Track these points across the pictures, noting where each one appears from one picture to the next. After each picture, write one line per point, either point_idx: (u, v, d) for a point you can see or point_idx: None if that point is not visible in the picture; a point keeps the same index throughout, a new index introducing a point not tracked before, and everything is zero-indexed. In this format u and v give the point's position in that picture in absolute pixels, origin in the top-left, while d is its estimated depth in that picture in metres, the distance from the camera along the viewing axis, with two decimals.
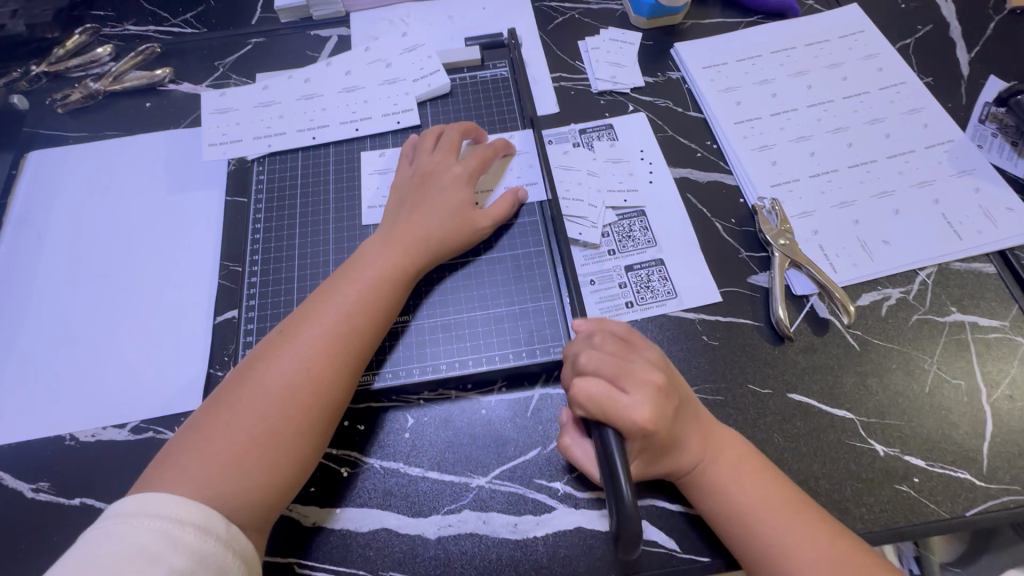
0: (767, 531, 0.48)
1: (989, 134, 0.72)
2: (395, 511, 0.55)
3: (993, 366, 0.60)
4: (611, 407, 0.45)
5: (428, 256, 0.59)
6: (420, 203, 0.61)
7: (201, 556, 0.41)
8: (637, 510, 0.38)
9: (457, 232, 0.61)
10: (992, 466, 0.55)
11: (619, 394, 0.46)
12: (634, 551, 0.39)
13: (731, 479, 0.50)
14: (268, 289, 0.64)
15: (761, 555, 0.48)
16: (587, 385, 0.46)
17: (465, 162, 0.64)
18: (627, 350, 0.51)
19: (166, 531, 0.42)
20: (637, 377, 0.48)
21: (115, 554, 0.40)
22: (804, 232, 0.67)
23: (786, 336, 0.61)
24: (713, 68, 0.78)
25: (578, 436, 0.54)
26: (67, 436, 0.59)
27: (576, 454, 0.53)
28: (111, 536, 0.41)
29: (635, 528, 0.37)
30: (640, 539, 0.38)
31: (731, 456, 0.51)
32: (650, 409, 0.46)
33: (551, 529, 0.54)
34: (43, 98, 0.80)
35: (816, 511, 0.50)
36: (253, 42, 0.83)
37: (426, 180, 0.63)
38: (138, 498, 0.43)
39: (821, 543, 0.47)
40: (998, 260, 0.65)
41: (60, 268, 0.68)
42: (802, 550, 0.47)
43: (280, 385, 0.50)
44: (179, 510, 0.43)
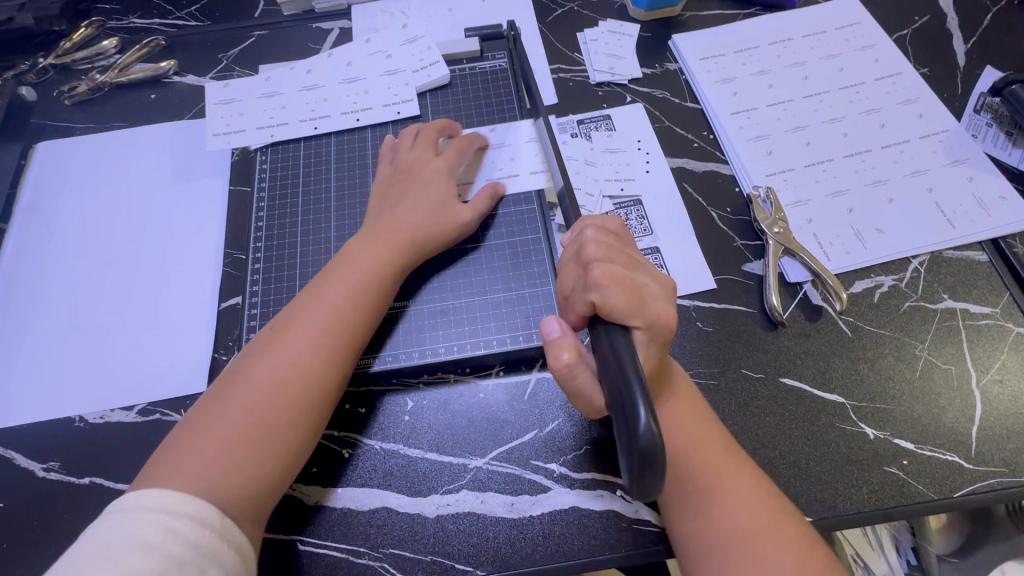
0: (692, 468, 0.48)
1: (983, 124, 0.72)
2: (395, 491, 0.56)
3: (983, 352, 0.60)
4: (637, 299, 0.44)
5: (415, 249, 0.60)
6: (401, 198, 0.62)
7: (197, 546, 0.43)
8: (659, 432, 0.35)
9: (442, 225, 0.62)
10: (981, 449, 0.56)
11: (641, 283, 0.46)
12: (660, 484, 0.36)
13: (677, 418, 0.50)
14: (271, 276, 0.65)
15: (682, 490, 0.48)
16: (610, 268, 0.45)
17: (443, 155, 0.65)
18: (626, 247, 0.50)
19: (162, 523, 0.43)
20: (649, 272, 0.48)
21: (114, 545, 0.41)
22: (798, 221, 0.67)
23: (780, 322, 0.62)
24: (710, 59, 0.79)
25: (579, 352, 0.46)
26: (77, 418, 0.61)
27: (577, 376, 0.46)
28: (111, 529, 0.43)
29: (653, 455, 0.35)
30: (659, 471, 0.35)
31: (685, 400, 0.51)
32: (669, 305, 0.46)
33: (547, 508, 0.55)
34: (50, 90, 0.81)
35: (747, 463, 0.50)
36: (256, 35, 0.84)
37: (405, 175, 0.64)
38: (134, 493, 0.45)
39: (742, 488, 0.48)
40: (991, 248, 0.65)
41: (69, 255, 0.70)
42: (722, 491, 0.47)
43: (269, 381, 0.51)
44: (173, 502, 0.45)
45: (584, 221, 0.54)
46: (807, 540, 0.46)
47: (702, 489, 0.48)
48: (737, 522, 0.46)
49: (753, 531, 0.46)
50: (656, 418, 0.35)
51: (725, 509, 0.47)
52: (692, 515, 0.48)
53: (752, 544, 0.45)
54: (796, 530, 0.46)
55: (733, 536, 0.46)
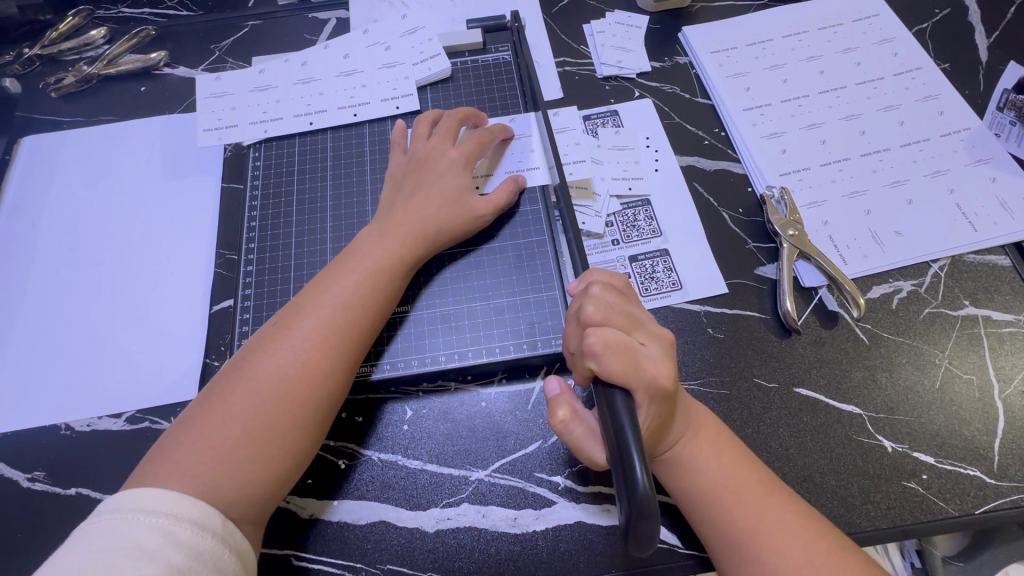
0: (731, 511, 0.46)
1: (1007, 123, 0.68)
2: (393, 504, 0.54)
3: (1006, 361, 0.58)
4: (634, 361, 0.43)
5: (426, 243, 0.58)
6: (416, 189, 0.60)
7: (198, 552, 0.41)
8: (653, 493, 0.33)
9: (454, 218, 0.59)
10: (1004, 463, 0.54)
11: (637, 345, 0.44)
12: (653, 542, 0.34)
13: (705, 459, 0.48)
14: (264, 278, 0.62)
15: (727, 536, 0.46)
16: (605, 333, 0.43)
17: (462, 146, 0.62)
18: (629, 302, 0.48)
19: (161, 527, 0.41)
20: (648, 330, 0.47)
21: (109, 549, 0.39)
22: (813, 223, 0.65)
23: (794, 329, 0.59)
24: (722, 53, 0.76)
25: (574, 409, 0.46)
26: (63, 425, 0.59)
27: (573, 431, 0.45)
28: (103, 532, 0.40)
29: (649, 511, 0.33)
30: (653, 525, 0.34)
31: (709, 438, 0.49)
32: (667, 363, 0.45)
33: (551, 523, 0.53)
34: (37, 82, 0.78)
35: (786, 495, 0.48)
36: (250, 25, 0.81)
37: (422, 166, 0.61)
38: (132, 492, 0.43)
39: (788, 525, 0.45)
40: (1014, 253, 0.63)
41: (56, 254, 0.67)
42: (767, 532, 0.45)
43: (275, 378, 0.49)
44: (174, 504, 0.42)
45: (591, 273, 0.52)
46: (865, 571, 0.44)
47: (746, 534, 0.45)
48: (792, 564, 0.44)
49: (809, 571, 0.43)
50: (651, 478, 0.34)
51: (776, 552, 0.44)
52: (744, 563, 0.45)
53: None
54: (854, 564, 0.44)
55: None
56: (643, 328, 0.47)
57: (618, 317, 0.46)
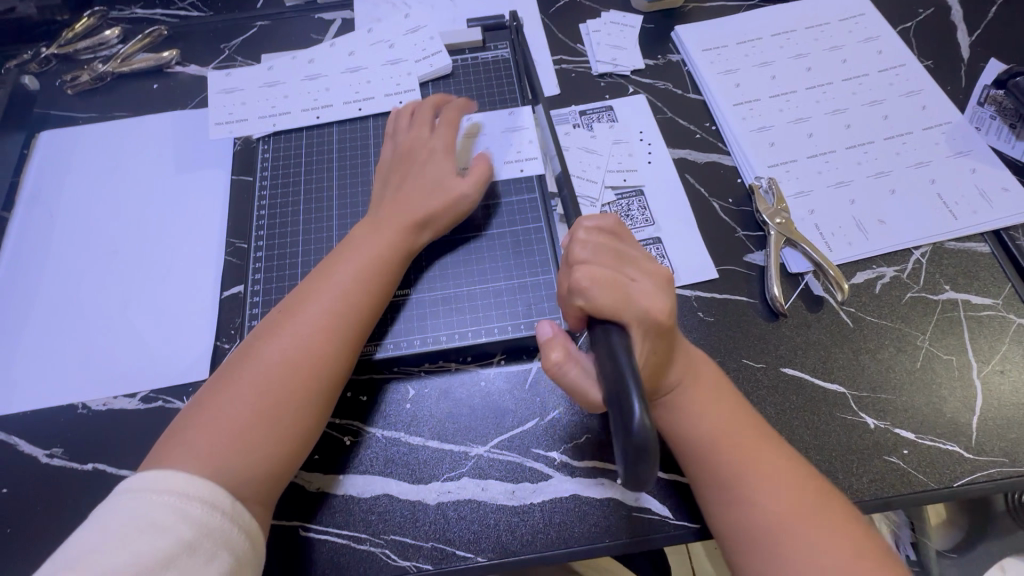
0: (725, 455, 0.48)
1: (987, 117, 0.72)
2: (396, 478, 0.56)
3: (985, 343, 0.60)
4: (622, 294, 0.45)
5: (412, 228, 0.60)
6: (402, 181, 0.62)
7: (209, 529, 0.43)
8: (653, 425, 0.34)
9: (439, 204, 0.61)
10: (982, 439, 0.56)
11: (628, 280, 0.47)
12: (653, 474, 0.35)
13: (702, 406, 0.50)
14: (273, 265, 0.65)
15: (720, 478, 0.48)
16: (594, 270, 0.46)
17: (443, 136, 0.65)
18: (619, 243, 0.50)
19: (174, 505, 0.43)
20: (638, 266, 0.49)
21: (124, 526, 0.41)
22: (800, 212, 0.67)
23: (781, 312, 0.62)
24: (713, 51, 0.79)
25: (568, 351, 0.47)
26: (79, 405, 0.61)
27: (569, 373, 0.46)
28: (119, 510, 0.43)
29: (647, 448, 0.34)
30: (652, 463, 0.35)
31: (707, 387, 0.51)
32: (661, 297, 0.47)
33: (548, 496, 0.55)
34: (53, 79, 0.81)
35: (777, 444, 0.49)
36: (258, 25, 0.84)
37: (406, 158, 0.64)
38: (146, 475, 0.45)
39: (778, 471, 0.47)
40: (993, 240, 0.65)
41: (72, 243, 0.70)
42: (758, 475, 0.47)
43: (281, 363, 0.51)
44: (186, 484, 0.45)
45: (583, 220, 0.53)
46: (849, 519, 0.45)
47: (739, 476, 0.47)
48: (781, 506, 0.45)
49: (795, 513, 0.45)
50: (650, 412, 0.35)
51: (766, 493, 0.46)
52: (735, 504, 0.47)
53: (798, 528, 0.44)
54: (839, 517, 0.45)
55: (780, 522, 0.45)
56: (635, 270, 0.48)
57: (607, 257, 0.48)
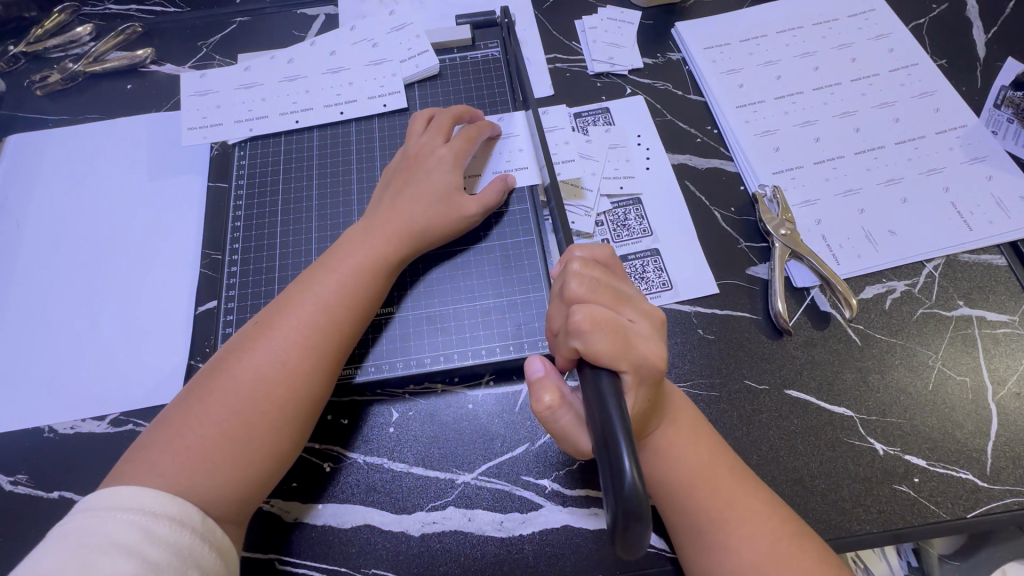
0: (701, 502, 0.46)
1: (1004, 120, 0.67)
2: (378, 507, 0.53)
3: (1001, 363, 0.57)
4: (621, 339, 0.42)
5: (412, 243, 0.57)
6: (405, 187, 0.59)
7: (177, 548, 0.40)
8: (644, 487, 0.32)
9: (443, 218, 0.58)
10: (997, 466, 0.53)
11: (626, 322, 0.44)
12: (646, 538, 0.33)
13: (681, 448, 0.47)
14: (249, 279, 0.62)
15: (696, 526, 0.46)
16: (593, 310, 0.43)
17: (452, 143, 0.61)
18: (614, 278, 0.47)
19: (139, 523, 0.40)
20: (637, 306, 0.46)
21: (85, 548, 0.38)
22: (806, 222, 0.64)
23: (785, 330, 0.59)
24: (715, 49, 0.75)
25: (562, 395, 0.44)
26: (46, 428, 0.58)
27: (560, 419, 0.44)
28: (80, 530, 0.40)
29: (638, 511, 0.32)
30: (645, 527, 0.32)
31: (686, 428, 0.48)
32: (658, 342, 0.44)
33: (538, 527, 0.52)
34: (22, 80, 0.77)
35: (757, 486, 0.47)
36: (237, 22, 0.80)
37: (412, 163, 0.60)
38: (111, 491, 0.42)
39: (757, 517, 0.45)
40: (1009, 252, 0.62)
41: (40, 254, 0.67)
42: (736, 522, 0.45)
43: (254, 377, 0.48)
44: (153, 502, 0.42)
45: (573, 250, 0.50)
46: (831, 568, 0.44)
47: (715, 524, 0.45)
48: (758, 555, 0.44)
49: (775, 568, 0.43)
50: (641, 472, 0.32)
51: (743, 543, 0.44)
52: (710, 553, 0.45)
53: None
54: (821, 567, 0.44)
55: (756, 575, 0.43)
56: (632, 310, 0.46)
57: (605, 295, 0.45)
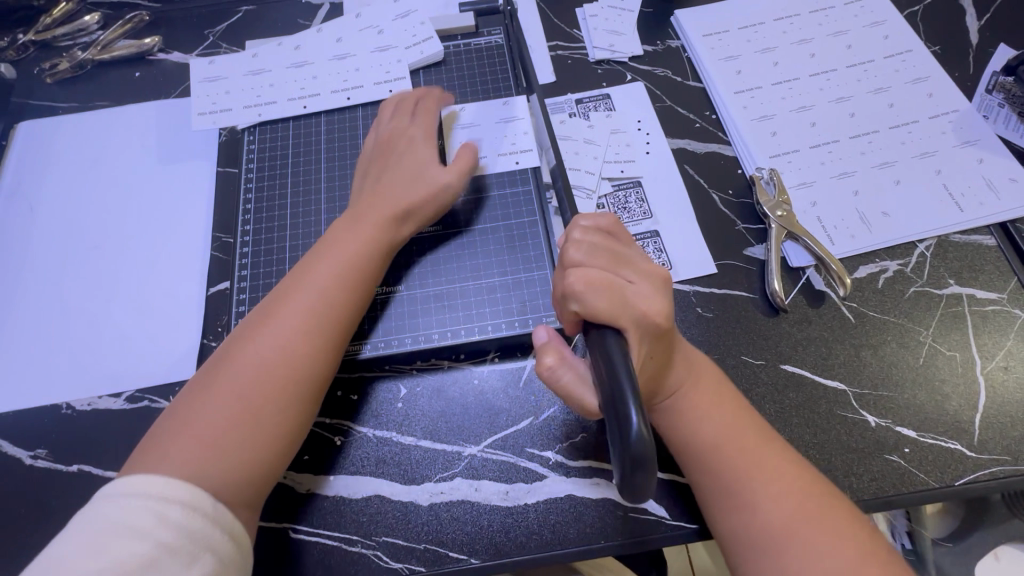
0: (730, 460, 0.47)
1: (995, 104, 0.70)
2: (388, 478, 0.55)
3: (989, 339, 0.59)
4: (619, 296, 0.44)
5: (395, 222, 0.58)
6: (383, 172, 0.60)
7: (191, 533, 0.42)
8: (650, 435, 0.34)
9: (424, 194, 0.59)
10: (984, 437, 0.55)
11: (624, 282, 0.45)
12: (653, 481, 0.34)
13: (707, 408, 0.50)
14: (260, 260, 0.63)
15: (721, 483, 0.47)
16: (588, 273, 0.45)
17: (424, 128, 0.63)
18: (617, 244, 0.49)
19: (153, 508, 0.42)
20: (636, 267, 0.47)
21: (105, 532, 0.40)
22: (802, 204, 0.66)
23: (780, 307, 0.60)
24: (714, 36, 0.76)
25: (562, 356, 0.47)
26: (64, 406, 0.60)
27: (562, 378, 0.46)
28: (101, 515, 0.42)
29: (644, 459, 0.33)
30: (650, 473, 0.34)
31: (710, 390, 0.51)
32: (657, 299, 0.46)
33: (542, 497, 0.54)
34: (32, 68, 0.78)
35: (781, 448, 0.48)
36: (243, 10, 0.81)
37: (387, 149, 0.62)
38: (125, 481, 0.44)
39: (785, 476, 0.46)
40: (1000, 233, 0.64)
41: (53, 239, 0.68)
42: (765, 479, 0.46)
43: (259, 364, 0.50)
44: (165, 487, 0.44)
45: (575, 216, 0.51)
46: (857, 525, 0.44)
47: (742, 481, 0.46)
48: (788, 512, 0.44)
49: (802, 512, 0.44)
50: (648, 421, 0.34)
51: (770, 500, 0.45)
52: (737, 511, 0.46)
53: (804, 533, 0.43)
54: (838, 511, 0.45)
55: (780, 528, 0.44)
56: (633, 272, 0.47)
57: (602, 257, 0.47)
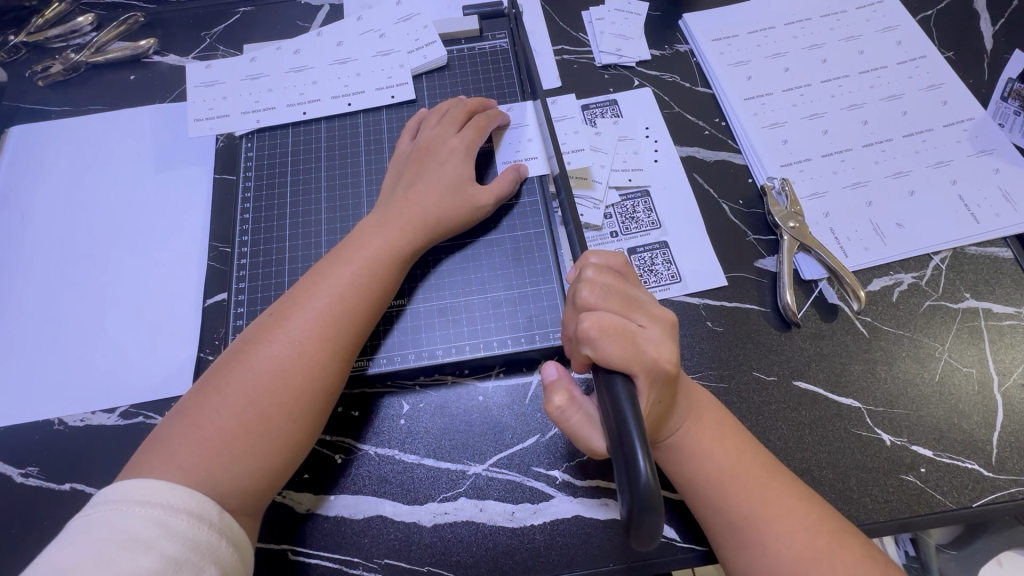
0: (735, 497, 0.46)
1: (1011, 113, 0.68)
2: (390, 498, 0.54)
3: (1006, 354, 0.58)
4: (633, 342, 0.42)
5: (425, 234, 0.57)
6: (416, 179, 0.59)
7: (196, 543, 0.40)
8: (657, 482, 0.32)
9: (455, 207, 0.58)
10: (1002, 456, 0.54)
11: (636, 327, 0.44)
12: (660, 529, 0.33)
13: (707, 444, 0.48)
14: (258, 271, 0.62)
15: (728, 521, 0.46)
16: (601, 318, 0.42)
17: (463, 134, 0.61)
18: (628, 284, 0.47)
19: (156, 517, 0.40)
20: (647, 311, 0.46)
21: (103, 542, 0.38)
22: (815, 214, 0.64)
23: (793, 322, 0.59)
24: (723, 40, 0.75)
25: (572, 396, 0.46)
26: (56, 421, 0.58)
27: (571, 418, 0.45)
28: (98, 524, 0.39)
29: (651, 505, 0.32)
30: (658, 520, 0.32)
31: (711, 424, 0.49)
32: (669, 346, 0.44)
33: (549, 517, 0.53)
34: (23, 70, 0.76)
35: (787, 481, 0.47)
36: (241, 12, 0.79)
37: (423, 155, 0.60)
38: (126, 485, 0.42)
39: (790, 513, 0.45)
40: (1016, 245, 0.62)
41: (45, 248, 0.66)
42: (771, 517, 0.45)
43: (271, 370, 0.48)
44: (169, 495, 0.42)
45: (587, 255, 0.50)
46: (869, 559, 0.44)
47: (747, 519, 0.45)
48: (794, 551, 0.43)
49: (811, 552, 0.43)
50: (655, 467, 0.32)
51: (779, 539, 0.44)
52: (743, 549, 0.45)
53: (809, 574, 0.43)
54: (849, 544, 0.44)
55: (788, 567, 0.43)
56: (644, 316, 0.45)
57: (615, 299, 0.45)
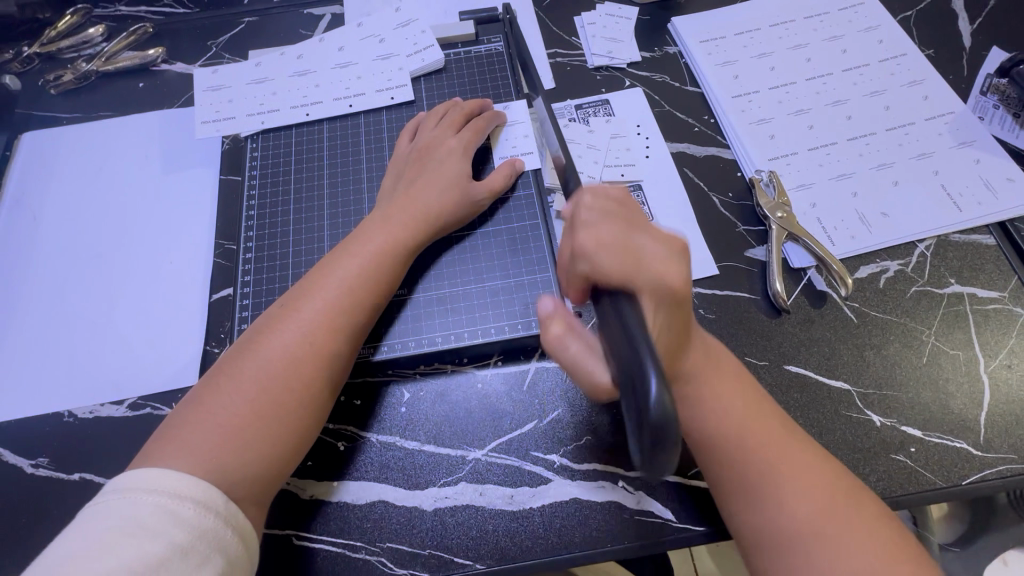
0: (752, 450, 0.47)
1: (990, 106, 0.71)
2: (392, 484, 0.55)
3: (990, 337, 0.59)
4: (634, 261, 0.43)
5: (426, 227, 0.59)
6: (417, 177, 0.61)
7: (201, 531, 0.42)
8: (671, 402, 0.32)
9: (453, 203, 0.60)
10: (989, 436, 0.55)
11: (638, 244, 0.45)
12: (673, 464, 0.34)
13: (720, 396, 0.49)
14: (263, 267, 0.63)
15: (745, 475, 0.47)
16: (599, 234, 0.45)
17: (460, 135, 0.64)
18: (627, 212, 0.48)
19: (164, 506, 0.42)
20: (651, 233, 0.47)
21: (113, 530, 0.40)
22: (802, 205, 0.66)
23: (783, 308, 0.61)
24: (711, 42, 0.77)
25: (570, 325, 0.46)
26: (66, 413, 0.60)
27: (571, 348, 0.45)
28: (108, 512, 0.41)
29: (666, 430, 0.32)
30: (671, 453, 0.33)
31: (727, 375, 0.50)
32: (677, 268, 0.45)
33: (548, 500, 0.54)
34: (36, 79, 0.79)
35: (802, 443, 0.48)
36: (246, 21, 0.82)
37: (423, 155, 0.63)
38: (138, 474, 0.43)
39: (803, 484, 0.45)
40: (999, 232, 0.64)
41: (56, 248, 0.68)
42: (785, 474, 0.46)
43: (280, 359, 0.50)
44: (177, 485, 0.43)
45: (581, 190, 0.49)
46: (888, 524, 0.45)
47: (763, 474, 0.46)
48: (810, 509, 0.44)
49: (828, 512, 0.44)
50: (668, 390, 0.32)
51: (796, 498, 0.45)
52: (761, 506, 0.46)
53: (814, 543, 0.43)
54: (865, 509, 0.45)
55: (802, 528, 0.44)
56: (641, 234, 0.46)
57: (615, 227, 0.46)
